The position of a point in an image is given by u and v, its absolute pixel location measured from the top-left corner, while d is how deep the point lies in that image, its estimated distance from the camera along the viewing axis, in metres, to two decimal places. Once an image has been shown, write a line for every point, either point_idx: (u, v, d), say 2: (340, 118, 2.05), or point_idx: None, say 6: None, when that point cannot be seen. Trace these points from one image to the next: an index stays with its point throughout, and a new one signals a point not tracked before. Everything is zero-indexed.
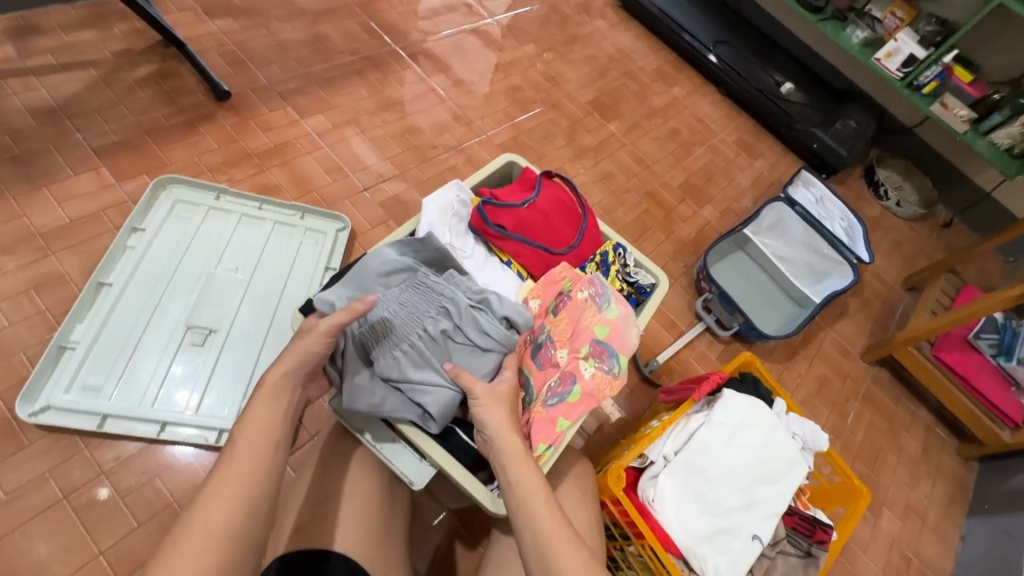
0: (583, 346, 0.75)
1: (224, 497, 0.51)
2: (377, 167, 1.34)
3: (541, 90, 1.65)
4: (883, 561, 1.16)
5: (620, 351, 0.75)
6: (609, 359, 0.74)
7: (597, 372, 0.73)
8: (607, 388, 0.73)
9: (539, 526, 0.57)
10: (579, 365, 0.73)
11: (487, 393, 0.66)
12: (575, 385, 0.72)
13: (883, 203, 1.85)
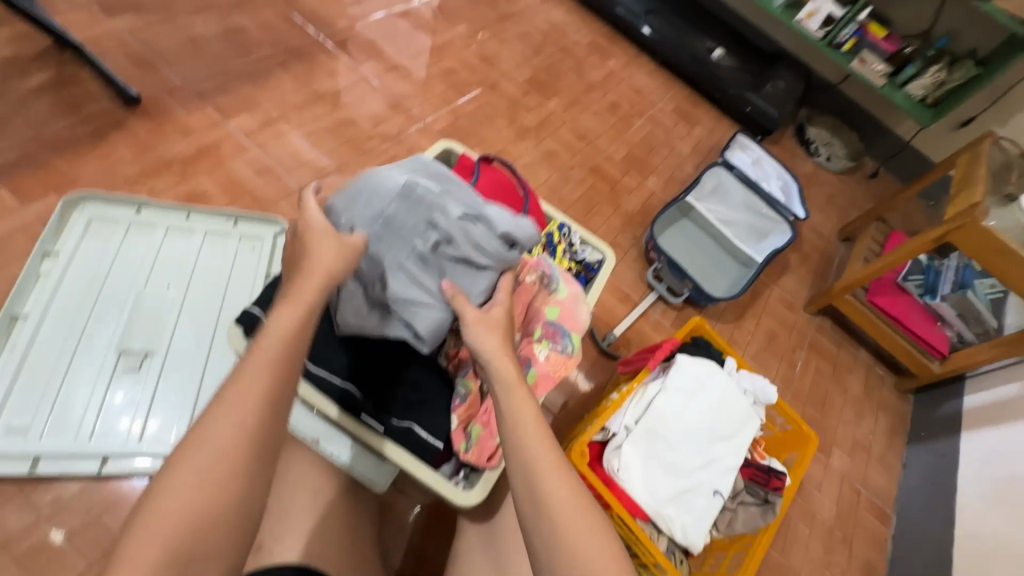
0: (536, 329, 0.74)
1: (238, 417, 0.49)
2: (312, 164, 1.29)
3: (477, 72, 1.62)
4: (837, 496, 1.24)
5: (572, 330, 0.76)
6: (562, 339, 0.74)
7: (551, 354, 0.73)
8: (562, 368, 0.74)
9: (533, 460, 0.53)
10: (532, 348, 0.73)
11: (479, 323, 0.61)
12: (531, 368, 0.72)
13: (815, 159, 1.93)
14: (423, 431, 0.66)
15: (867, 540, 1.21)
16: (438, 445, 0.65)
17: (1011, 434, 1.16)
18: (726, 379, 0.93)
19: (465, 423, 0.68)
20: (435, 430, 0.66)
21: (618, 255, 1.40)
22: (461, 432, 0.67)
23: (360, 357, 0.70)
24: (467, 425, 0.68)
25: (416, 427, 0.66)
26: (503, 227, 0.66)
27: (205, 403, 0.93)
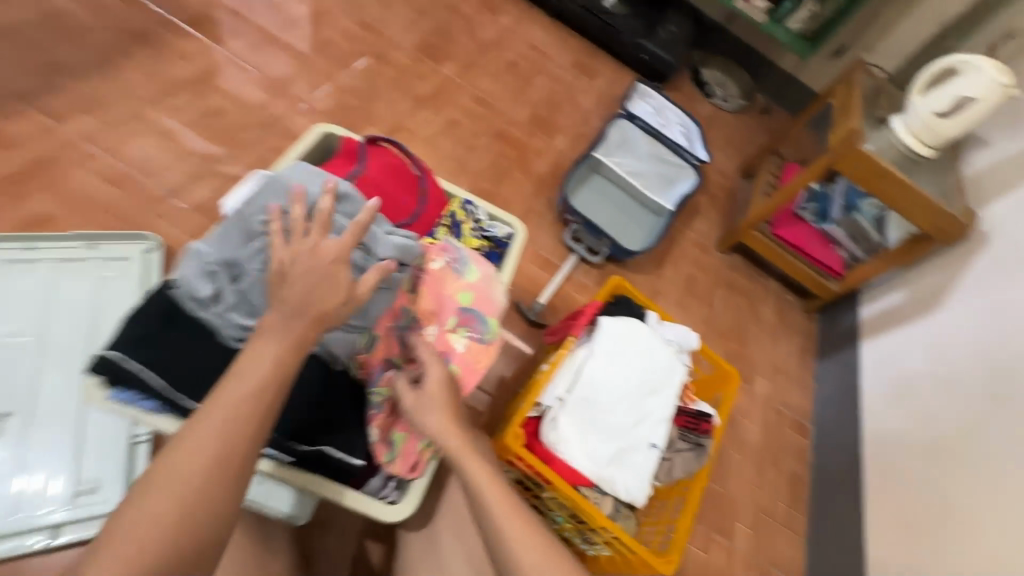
0: (450, 318, 0.70)
1: (221, 425, 0.49)
2: (180, 164, 1.14)
3: (359, 41, 1.49)
4: (762, 420, 1.33)
5: (488, 314, 0.72)
6: (479, 325, 0.71)
7: (470, 343, 0.70)
8: (483, 356, 0.71)
9: (502, 530, 0.58)
10: (449, 341, 0.70)
11: (423, 405, 0.63)
12: (451, 364, 0.69)
13: (713, 101, 1.99)
14: (338, 452, 0.62)
15: (793, 454, 1.31)
16: (358, 464, 0.62)
17: (902, 337, 1.28)
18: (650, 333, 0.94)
19: (386, 435, 0.64)
20: (353, 449, 0.62)
21: (535, 221, 1.37)
22: (384, 443, 0.64)
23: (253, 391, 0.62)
24: (389, 435, 0.65)
25: (328, 450, 0.61)
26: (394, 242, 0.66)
27: (94, 459, 0.83)
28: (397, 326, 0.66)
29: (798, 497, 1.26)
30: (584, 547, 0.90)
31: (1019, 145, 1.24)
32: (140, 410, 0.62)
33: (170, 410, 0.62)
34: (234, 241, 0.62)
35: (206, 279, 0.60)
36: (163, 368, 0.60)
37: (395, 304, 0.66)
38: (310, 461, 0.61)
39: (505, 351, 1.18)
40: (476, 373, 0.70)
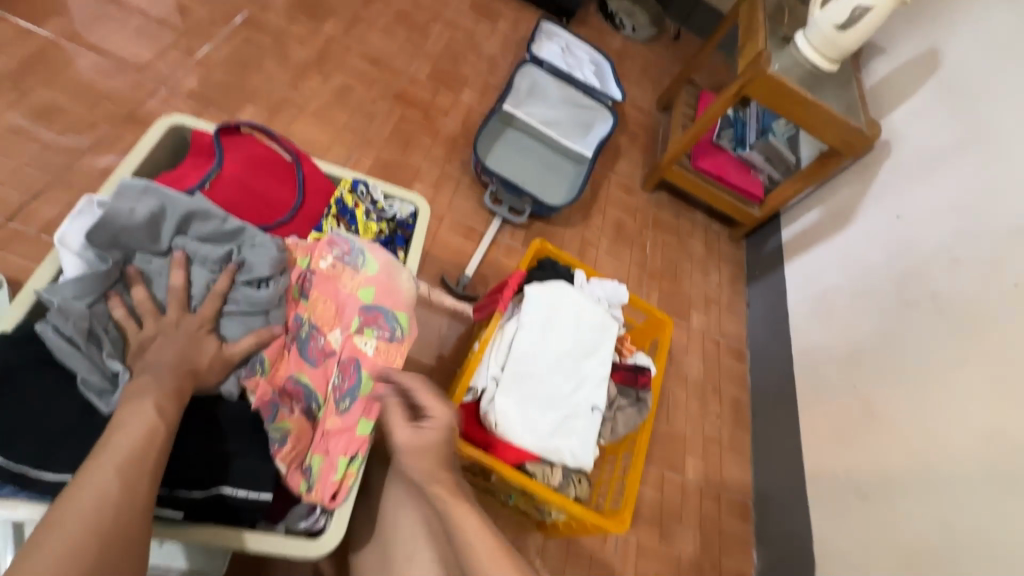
0: (353, 320, 0.63)
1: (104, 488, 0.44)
2: (16, 179, 0.96)
3: (219, 5, 1.29)
4: (701, 353, 1.36)
5: (394, 308, 0.65)
6: (387, 322, 0.64)
7: (380, 343, 0.63)
8: (396, 354, 0.65)
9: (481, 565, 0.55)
10: (354, 344, 0.62)
11: (413, 449, 0.61)
12: (361, 371, 0.62)
13: (622, 33, 1.91)
14: (239, 489, 0.53)
15: (732, 380, 1.36)
16: (266, 499, 0.54)
17: (821, 254, 1.32)
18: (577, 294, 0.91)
19: (298, 462, 0.58)
20: (258, 481, 0.54)
21: (452, 187, 1.28)
22: (297, 471, 0.57)
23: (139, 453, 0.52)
24: (302, 461, 0.58)
25: (224, 488, 0.53)
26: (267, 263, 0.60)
27: None
28: (294, 336, 0.62)
29: (741, 420, 1.31)
30: (541, 516, 0.89)
31: (910, 55, 1.27)
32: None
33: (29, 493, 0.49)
34: (84, 286, 0.53)
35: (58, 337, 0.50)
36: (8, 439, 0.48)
37: (287, 316, 0.62)
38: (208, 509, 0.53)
39: (438, 331, 1.12)
40: (390, 374, 0.62)
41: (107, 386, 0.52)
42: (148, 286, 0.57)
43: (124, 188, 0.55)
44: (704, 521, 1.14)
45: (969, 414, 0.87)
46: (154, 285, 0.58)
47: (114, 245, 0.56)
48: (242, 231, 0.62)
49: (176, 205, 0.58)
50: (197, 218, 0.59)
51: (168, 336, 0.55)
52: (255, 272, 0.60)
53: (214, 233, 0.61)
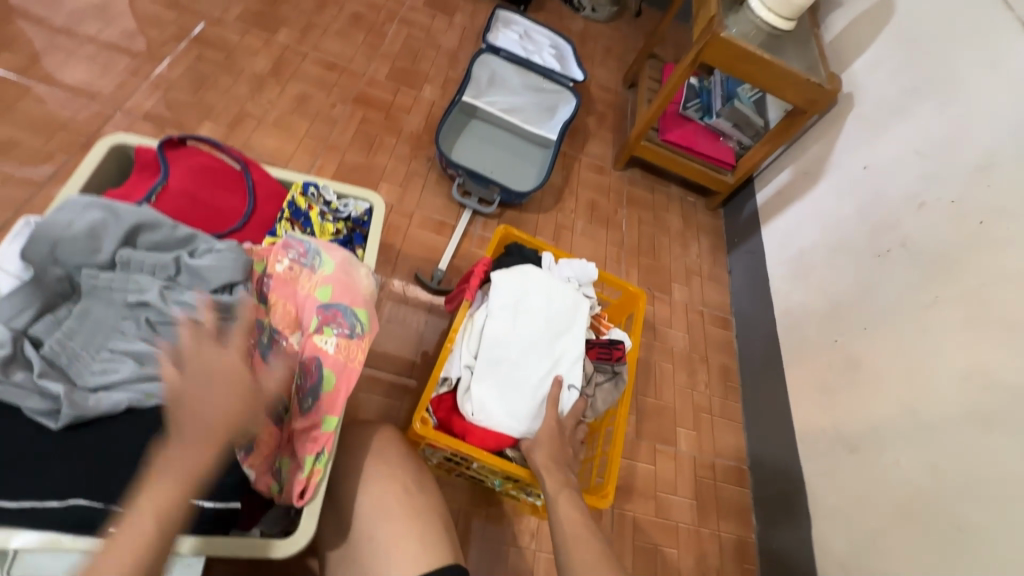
0: (311, 319, 0.63)
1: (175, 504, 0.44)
2: None
3: (168, 25, 1.29)
4: (686, 324, 1.36)
5: (353, 304, 0.65)
6: (346, 319, 0.64)
7: (340, 340, 0.63)
8: (358, 351, 0.64)
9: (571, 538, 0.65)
10: (314, 343, 0.62)
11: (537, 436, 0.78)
12: (323, 368, 0.61)
13: (582, 14, 1.90)
14: (208, 500, 0.52)
15: (719, 349, 1.36)
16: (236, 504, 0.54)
17: (795, 214, 1.32)
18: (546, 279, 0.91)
19: (269, 465, 0.57)
20: (229, 490, 0.53)
21: (420, 183, 1.28)
22: (268, 475, 0.57)
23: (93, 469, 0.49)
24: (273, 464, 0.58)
25: (190, 500, 0.51)
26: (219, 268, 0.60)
27: None
28: (256, 342, 0.62)
29: (730, 387, 1.32)
30: (531, 499, 0.90)
31: (867, 4, 1.26)
32: None
33: None
34: (19, 301, 0.53)
35: None
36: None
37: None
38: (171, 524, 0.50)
39: (418, 328, 1.12)
40: (352, 370, 0.62)
41: (51, 407, 0.50)
42: (97, 302, 0.56)
43: (66, 205, 0.57)
44: (700, 491, 1.14)
45: (944, 355, 0.87)
46: (104, 299, 0.56)
47: (55, 260, 0.56)
48: (191, 238, 0.62)
49: (120, 216, 0.58)
50: (144, 230, 0.60)
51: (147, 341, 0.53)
52: (211, 279, 0.59)
53: (162, 241, 0.61)
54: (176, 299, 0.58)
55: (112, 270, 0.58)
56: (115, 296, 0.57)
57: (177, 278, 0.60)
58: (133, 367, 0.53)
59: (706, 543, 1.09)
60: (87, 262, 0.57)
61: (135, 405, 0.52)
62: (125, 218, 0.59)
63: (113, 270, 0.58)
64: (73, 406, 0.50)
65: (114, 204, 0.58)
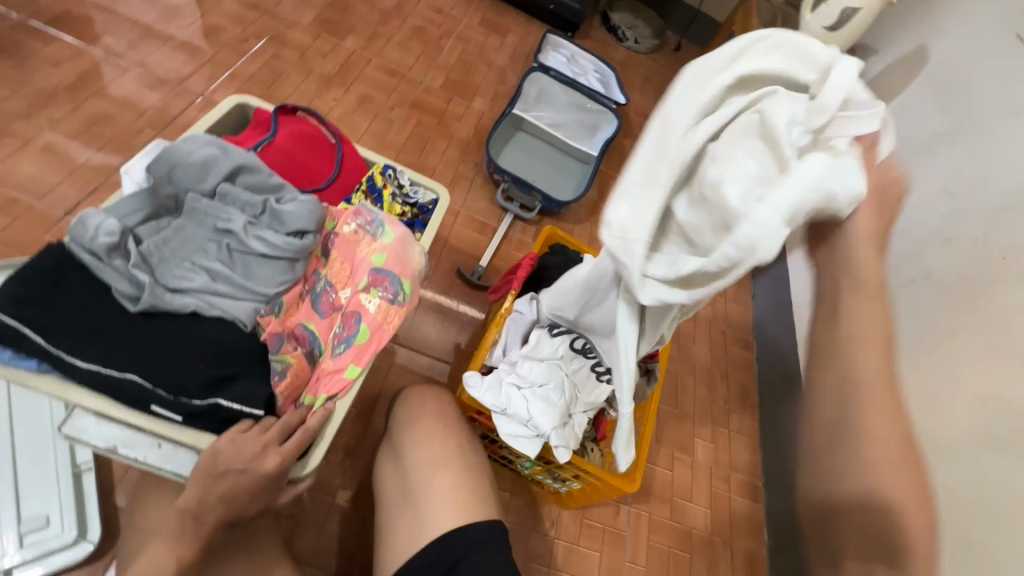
0: (362, 279, 0.69)
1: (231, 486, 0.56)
2: (70, 180, 1.05)
3: (250, 24, 1.41)
4: (709, 342, 1.41)
5: (401, 274, 0.70)
6: (391, 286, 0.69)
7: (381, 303, 0.68)
8: (395, 317, 0.69)
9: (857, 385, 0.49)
10: (359, 300, 0.68)
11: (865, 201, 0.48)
12: (361, 324, 0.67)
13: (625, 44, 2.01)
14: (235, 403, 0.59)
15: (740, 368, 1.40)
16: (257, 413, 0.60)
17: None
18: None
19: (293, 396, 0.65)
20: (255, 399, 0.60)
21: (466, 186, 1.36)
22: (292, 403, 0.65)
23: (157, 353, 0.58)
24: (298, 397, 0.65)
25: (221, 399, 0.58)
26: (296, 219, 0.68)
27: (31, 495, 0.73)
28: (311, 288, 0.70)
29: (748, 406, 1.35)
30: (556, 487, 0.96)
31: (901, 53, 1.33)
32: (18, 371, 0.54)
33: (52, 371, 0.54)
34: (135, 203, 0.64)
35: (95, 239, 0.58)
36: (45, 329, 0.54)
37: (308, 269, 0.70)
38: (204, 415, 0.58)
39: (456, 320, 1.18)
40: (387, 332, 0.68)
41: (135, 293, 0.59)
42: (194, 220, 0.66)
43: (192, 136, 0.67)
44: (714, 501, 1.17)
45: (960, 376, 0.91)
46: (199, 220, 0.66)
47: (169, 178, 0.66)
48: (278, 188, 0.70)
49: (230, 154, 0.68)
50: (245, 171, 0.68)
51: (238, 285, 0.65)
52: (290, 225, 0.68)
53: (259, 185, 0.69)
54: (254, 234, 0.66)
55: (211, 199, 0.67)
56: (207, 220, 0.66)
57: (260, 217, 0.68)
58: (206, 280, 0.64)
59: (718, 551, 1.12)
60: (193, 187, 0.66)
61: (200, 310, 0.62)
62: (233, 158, 0.67)
63: (212, 198, 0.67)
64: (153, 298, 0.59)
65: (228, 145, 0.68)
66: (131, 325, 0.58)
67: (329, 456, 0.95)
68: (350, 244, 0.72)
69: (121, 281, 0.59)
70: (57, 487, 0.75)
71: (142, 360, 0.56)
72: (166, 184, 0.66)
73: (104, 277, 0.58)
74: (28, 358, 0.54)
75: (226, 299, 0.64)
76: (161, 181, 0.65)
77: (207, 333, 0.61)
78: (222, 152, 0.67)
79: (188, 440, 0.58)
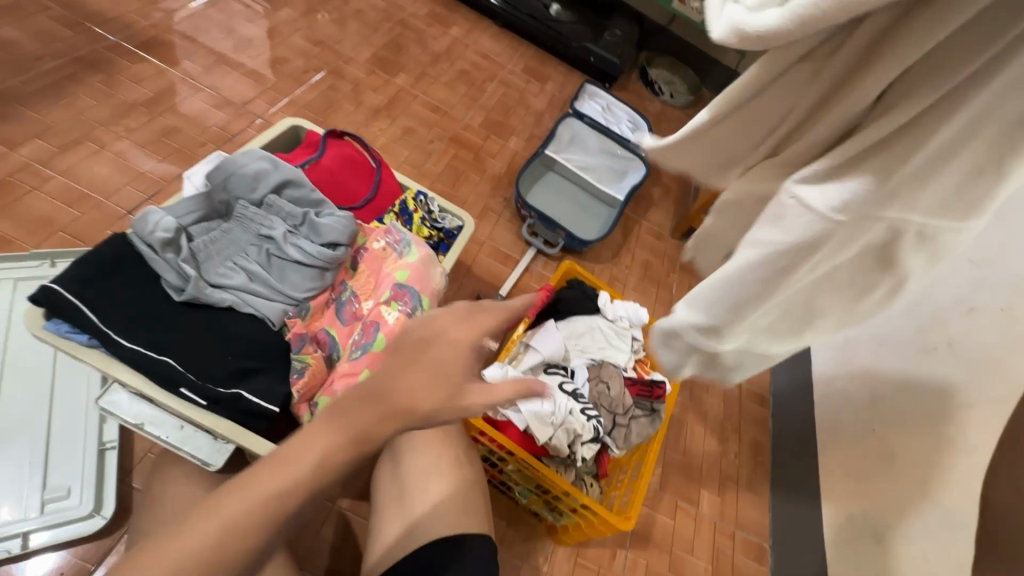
0: (384, 292, 0.74)
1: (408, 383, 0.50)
2: (134, 183, 1.14)
3: (313, 57, 1.54)
4: (724, 393, 1.39)
5: (421, 291, 0.75)
6: (411, 300, 0.74)
7: (400, 315, 0.72)
8: None
9: None
10: (380, 311, 0.72)
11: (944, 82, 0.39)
12: (378, 333, 0.71)
13: (661, 98, 2.09)
14: (254, 398, 0.63)
15: (753, 424, 1.38)
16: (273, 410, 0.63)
17: None
18: (609, 330, 1.02)
19: (308, 397, 0.68)
20: (272, 396, 0.64)
21: (494, 219, 1.42)
22: (306, 403, 0.68)
23: (194, 341, 0.63)
24: (311, 397, 0.68)
25: (244, 393, 0.62)
26: (331, 233, 0.73)
27: (59, 468, 0.79)
28: (336, 297, 0.75)
29: (759, 462, 1.33)
30: (552, 520, 0.95)
31: None
32: (71, 343, 0.59)
33: (99, 346, 0.60)
34: (193, 205, 0.71)
35: (154, 233, 0.65)
36: (101, 308, 0.60)
37: (336, 279, 0.75)
38: (225, 403, 0.61)
39: None
40: None
41: (181, 284, 0.65)
42: (241, 225, 0.73)
43: (250, 151, 0.74)
44: (717, 558, 1.14)
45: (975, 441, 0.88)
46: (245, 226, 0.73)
47: (224, 186, 0.73)
48: (319, 203, 0.76)
49: (281, 169, 0.75)
50: (291, 186, 0.75)
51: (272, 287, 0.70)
52: (326, 237, 0.73)
53: (302, 199, 0.76)
54: (292, 242, 0.72)
55: (258, 208, 0.74)
56: (253, 226, 0.73)
57: (299, 228, 0.74)
58: (244, 280, 0.69)
59: None
60: (244, 196, 0.73)
61: (235, 306, 0.67)
62: (283, 174, 0.74)
63: (259, 207, 0.74)
64: (195, 291, 0.65)
65: (279, 161, 0.75)
66: (175, 314, 0.64)
67: None
68: (378, 259, 0.77)
69: (170, 273, 0.65)
70: (82, 462, 0.81)
71: (180, 347, 0.62)
72: (221, 191, 0.73)
73: (156, 268, 0.65)
74: (81, 332, 0.59)
75: (259, 298, 0.69)
76: (217, 187, 0.73)
77: (240, 329, 0.66)
78: (274, 167, 0.74)
79: (206, 423, 0.60)
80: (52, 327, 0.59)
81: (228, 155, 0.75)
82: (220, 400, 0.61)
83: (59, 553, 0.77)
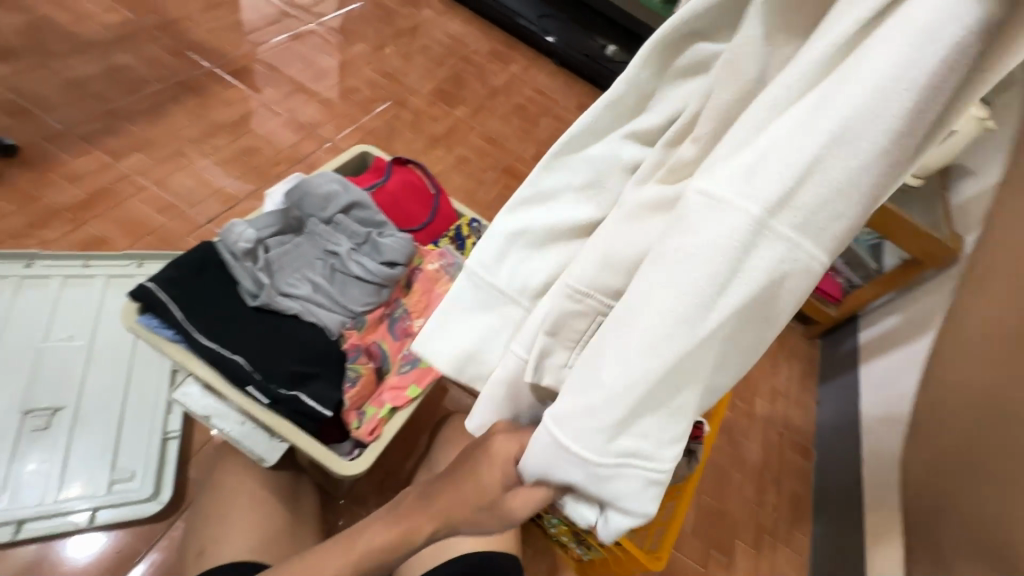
0: (435, 313, 0.78)
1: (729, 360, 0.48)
2: (216, 195, 1.24)
3: (381, 88, 1.65)
4: (765, 441, 1.35)
5: None
6: None
7: None
8: None
9: None
10: None
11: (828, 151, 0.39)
12: None
13: None
14: (311, 401, 0.67)
15: (794, 476, 1.33)
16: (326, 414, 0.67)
17: (898, 359, 1.31)
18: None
19: (358, 405, 0.72)
20: (326, 401, 0.68)
21: None
22: (355, 412, 0.71)
23: (262, 343, 0.68)
24: (360, 406, 0.72)
25: (302, 395, 0.67)
26: (391, 253, 0.78)
27: (127, 452, 0.86)
28: (390, 313, 0.79)
29: (800, 517, 1.27)
30: (579, 552, 0.94)
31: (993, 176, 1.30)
32: (159, 337, 0.66)
33: (182, 342, 0.66)
34: (270, 219, 0.77)
35: (237, 244, 0.72)
36: (187, 308, 0.67)
37: (392, 296, 0.80)
38: (284, 404, 0.66)
39: None
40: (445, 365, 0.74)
41: (255, 292, 0.71)
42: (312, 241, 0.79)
43: (324, 173, 0.80)
44: None
45: None
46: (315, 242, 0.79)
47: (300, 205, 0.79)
48: (382, 224, 0.81)
49: (350, 191, 0.80)
50: (358, 207, 0.80)
51: (334, 299, 0.75)
52: (385, 256, 0.78)
53: (367, 220, 0.81)
54: (355, 259, 0.78)
55: (327, 226, 0.80)
56: (321, 242, 0.79)
57: (362, 246, 0.80)
58: (310, 291, 0.75)
59: None
60: (315, 214, 0.79)
61: (300, 315, 0.73)
62: (352, 195, 0.80)
63: (328, 225, 0.80)
64: (267, 298, 0.71)
65: (350, 183, 0.80)
66: (248, 317, 0.70)
67: (372, 474, 1.02)
68: (430, 282, 0.81)
69: (247, 281, 0.72)
70: (148, 448, 0.87)
71: (249, 348, 0.67)
72: (296, 208, 0.80)
73: (235, 275, 0.71)
74: (168, 328, 0.66)
75: (322, 309, 0.74)
76: (293, 205, 0.79)
77: (302, 336, 0.71)
78: (344, 189, 0.80)
79: (267, 422, 0.66)
80: (144, 322, 0.67)
81: (304, 176, 0.82)
82: (280, 401, 0.66)
83: (118, 533, 0.83)
